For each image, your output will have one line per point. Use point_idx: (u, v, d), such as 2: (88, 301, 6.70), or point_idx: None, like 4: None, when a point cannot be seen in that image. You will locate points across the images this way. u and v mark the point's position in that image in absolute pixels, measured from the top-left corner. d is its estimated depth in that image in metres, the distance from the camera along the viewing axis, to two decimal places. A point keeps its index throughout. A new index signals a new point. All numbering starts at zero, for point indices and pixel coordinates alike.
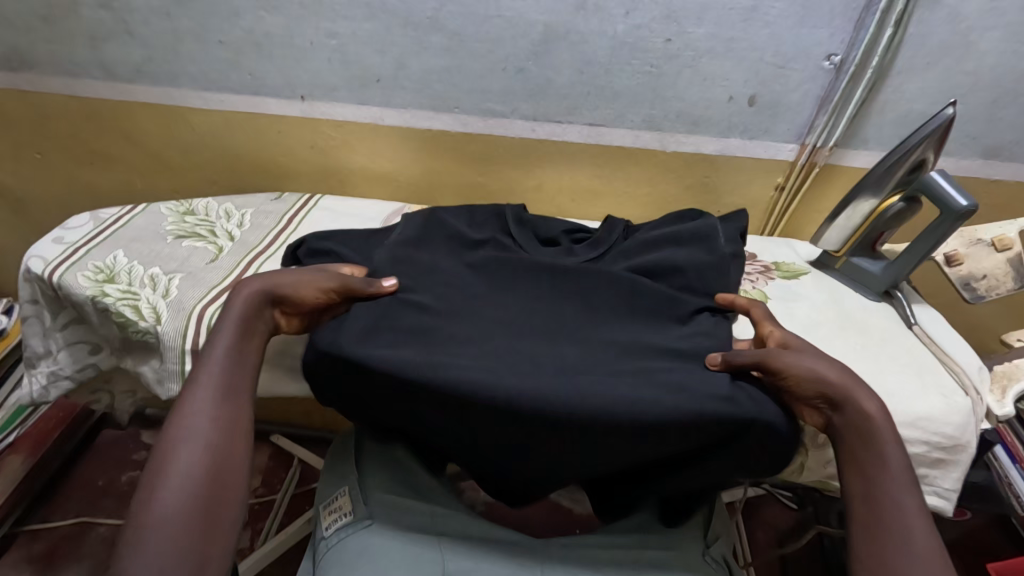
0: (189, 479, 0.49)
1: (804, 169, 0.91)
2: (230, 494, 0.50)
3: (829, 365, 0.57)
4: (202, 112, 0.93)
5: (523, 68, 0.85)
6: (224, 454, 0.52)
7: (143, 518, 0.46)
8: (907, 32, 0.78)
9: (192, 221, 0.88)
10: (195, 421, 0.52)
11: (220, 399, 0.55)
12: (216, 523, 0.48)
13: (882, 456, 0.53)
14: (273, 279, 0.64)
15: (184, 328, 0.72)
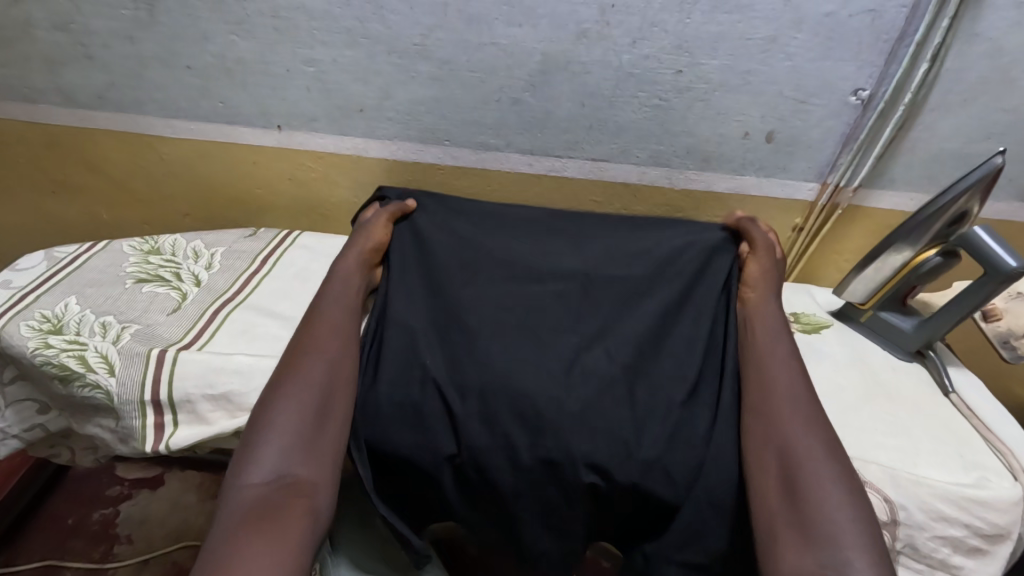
0: (309, 380, 0.59)
1: (825, 210, 0.84)
2: (341, 402, 0.60)
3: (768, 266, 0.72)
4: (171, 141, 0.86)
5: (520, 99, 0.78)
6: (338, 362, 0.62)
7: (274, 401, 0.58)
8: (942, 67, 0.71)
9: (156, 262, 0.80)
10: (321, 334, 0.64)
11: (338, 323, 0.66)
12: (328, 420, 0.58)
13: (781, 357, 0.63)
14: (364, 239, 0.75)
15: (142, 374, 0.65)
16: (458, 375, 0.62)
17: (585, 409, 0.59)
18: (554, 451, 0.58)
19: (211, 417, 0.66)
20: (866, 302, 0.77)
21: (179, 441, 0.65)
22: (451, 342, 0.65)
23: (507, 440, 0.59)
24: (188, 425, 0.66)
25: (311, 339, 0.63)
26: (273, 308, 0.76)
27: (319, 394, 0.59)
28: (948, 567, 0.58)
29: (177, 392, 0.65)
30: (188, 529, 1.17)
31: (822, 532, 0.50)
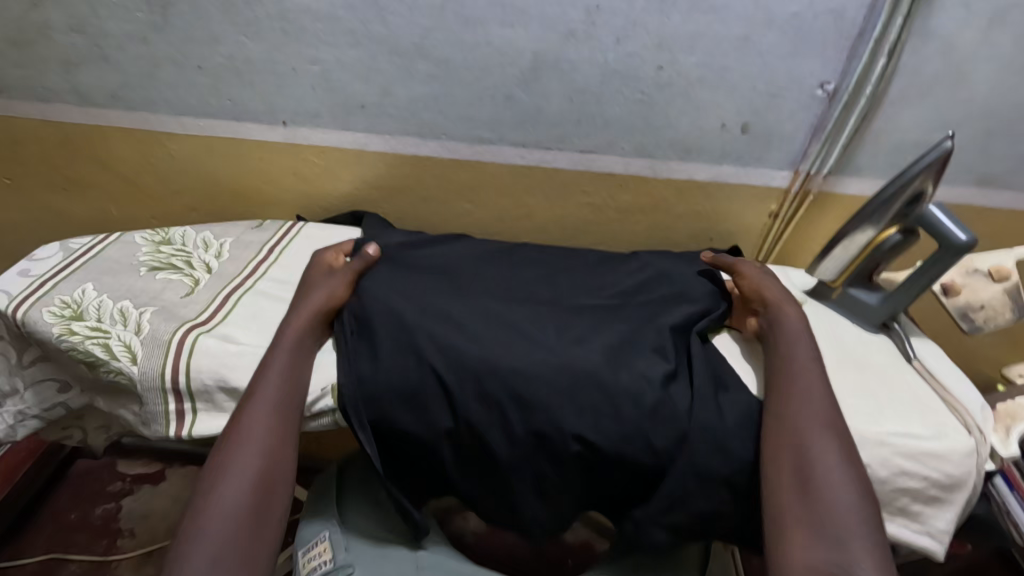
0: (242, 487, 0.59)
1: (798, 197, 0.90)
2: (272, 500, 0.61)
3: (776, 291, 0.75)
4: (181, 138, 0.90)
5: (512, 95, 0.83)
6: (271, 464, 0.62)
7: (204, 508, 0.58)
8: (900, 62, 0.78)
9: (168, 251, 0.84)
10: (254, 424, 0.63)
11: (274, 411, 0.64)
12: (263, 521, 0.59)
13: (801, 367, 0.66)
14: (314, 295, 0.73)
15: (162, 365, 0.68)
16: (449, 359, 0.66)
17: (573, 389, 0.64)
18: (544, 422, 0.63)
19: (227, 405, 0.69)
20: (836, 281, 0.82)
21: (200, 429, 0.68)
22: (447, 325, 0.70)
23: (501, 418, 0.64)
24: (208, 413, 0.69)
25: (244, 434, 0.62)
26: (282, 292, 0.80)
27: (253, 503, 0.59)
28: (908, 515, 0.64)
29: (194, 382, 0.68)
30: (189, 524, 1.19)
31: (831, 531, 0.55)
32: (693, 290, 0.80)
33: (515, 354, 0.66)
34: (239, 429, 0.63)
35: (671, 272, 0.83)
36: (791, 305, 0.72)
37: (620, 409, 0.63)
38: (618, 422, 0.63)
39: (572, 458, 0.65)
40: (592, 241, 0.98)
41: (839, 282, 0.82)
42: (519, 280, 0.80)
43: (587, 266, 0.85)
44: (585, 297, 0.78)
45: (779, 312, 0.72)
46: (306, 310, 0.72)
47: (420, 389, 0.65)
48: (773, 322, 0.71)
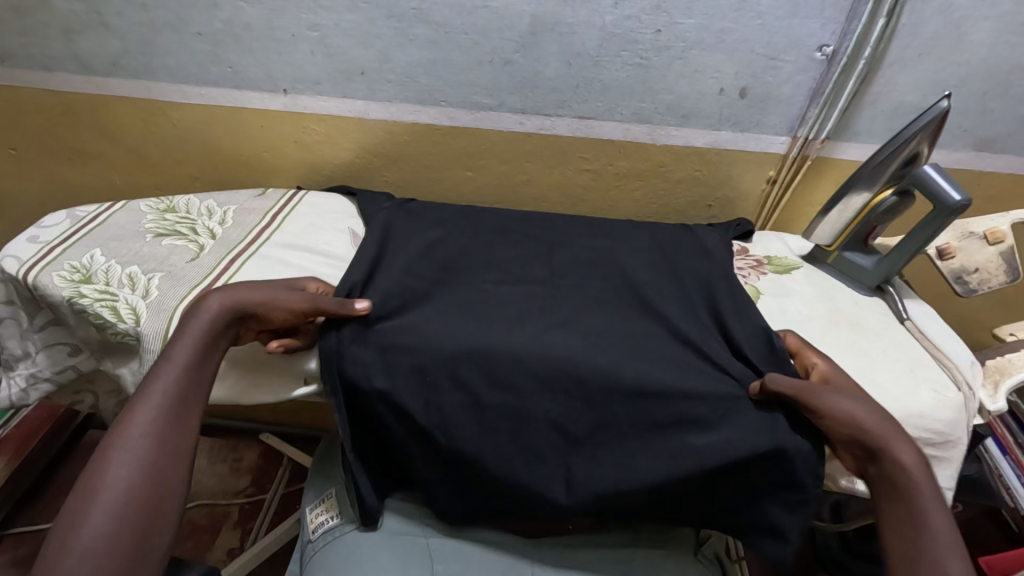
0: (117, 506, 0.51)
1: (796, 162, 0.91)
2: (159, 521, 0.53)
3: (867, 411, 0.60)
4: (182, 106, 0.91)
5: (511, 60, 0.84)
6: (156, 481, 0.54)
7: (67, 536, 0.49)
8: (899, 23, 0.78)
9: (172, 219, 0.86)
10: (139, 433, 0.55)
11: (163, 421, 0.57)
12: (143, 548, 0.51)
13: (939, 546, 0.53)
14: (237, 295, 0.65)
15: (165, 329, 0.68)
16: (427, 341, 0.66)
17: (559, 357, 0.65)
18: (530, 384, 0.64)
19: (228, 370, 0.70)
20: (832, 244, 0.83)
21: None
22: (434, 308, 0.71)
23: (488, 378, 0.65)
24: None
25: (125, 449, 0.54)
26: (284, 255, 0.81)
27: (130, 528, 0.51)
28: None
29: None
30: (199, 490, 1.29)
31: None
32: (692, 261, 0.82)
33: (502, 329, 0.68)
34: (119, 443, 0.54)
35: (672, 247, 0.85)
36: (905, 448, 0.58)
37: (595, 385, 0.64)
38: (608, 385, 0.64)
39: (547, 442, 0.65)
40: (591, 208, 0.99)
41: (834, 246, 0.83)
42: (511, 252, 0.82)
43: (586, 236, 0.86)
44: (581, 268, 0.80)
45: (891, 444, 0.58)
46: (237, 296, 0.65)
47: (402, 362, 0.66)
48: (887, 472, 0.58)
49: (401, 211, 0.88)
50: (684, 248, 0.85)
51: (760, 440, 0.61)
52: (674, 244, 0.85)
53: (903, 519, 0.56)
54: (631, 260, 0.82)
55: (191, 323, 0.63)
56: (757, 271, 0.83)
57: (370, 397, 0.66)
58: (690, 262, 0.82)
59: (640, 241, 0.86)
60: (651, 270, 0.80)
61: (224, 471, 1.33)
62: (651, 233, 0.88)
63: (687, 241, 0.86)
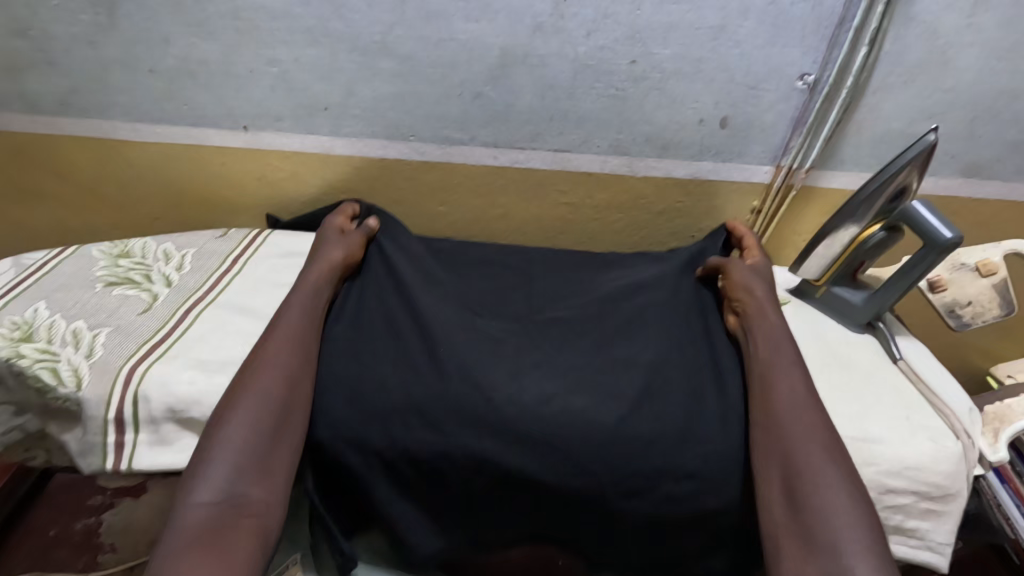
0: (266, 393, 0.60)
1: (780, 191, 0.88)
2: (297, 410, 0.61)
3: (764, 284, 0.74)
4: (138, 145, 0.87)
5: (481, 93, 0.80)
6: (294, 377, 0.62)
7: (227, 408, 0.59)
8: (882, 50, 0.75)
9: (126, 265, 0.81)
10: (278, 339, 0.65)
11: (299, 341, 0.65)
12: (286, 427, 0.59)
13: (786, 368, 0.64)
14: (325, 258, 0.75)
15: (109, 394, 0.63)
16: (391, 394, 0.63)
17: (532, 411, 0.62)
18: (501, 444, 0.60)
19: (174, 438, 0.64)
20: (819, 278, 0.80)
21: (142, 463, 0.63)
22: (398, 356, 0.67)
23: (456, 434, 0.61)
24: (149, 445, 0.64)
25: (270, 356, 0.63)
26: (244, 304, 0.76)
27: (275, 408, 0.59)
28: (902, 531, 0.62)
29: (142, 411, 0.63)
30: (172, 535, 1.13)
31: (823, 541, 0.52)
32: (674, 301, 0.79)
33: (471, 383, 0.63)
34: (265, 352, 0.63)
35: (654, 284, 0.82)
36: (772, 302, 0.71)
37: (570, 440, 0.60)
38: (583, 442, 0.61)
39: (521, 494, 0.62)
40: (571, 241, 0.96)
41: (823, 281, 0.79)
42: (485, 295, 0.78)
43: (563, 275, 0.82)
44: (559, 312, 0.76)
45: (764, 302, 0.71)
46: (325, 263, 0.74)
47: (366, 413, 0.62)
48: (754, 317, 0.70)
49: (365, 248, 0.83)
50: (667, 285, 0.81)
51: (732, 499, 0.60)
52: (655, 281, 0.82)
53: (761, 343, 0.66)
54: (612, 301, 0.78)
55: (314, 266, 0.74)
56: None
57: (334, 443, 0.62)
58: (670, 302, 0.78)
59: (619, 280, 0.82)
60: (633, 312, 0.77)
61: None
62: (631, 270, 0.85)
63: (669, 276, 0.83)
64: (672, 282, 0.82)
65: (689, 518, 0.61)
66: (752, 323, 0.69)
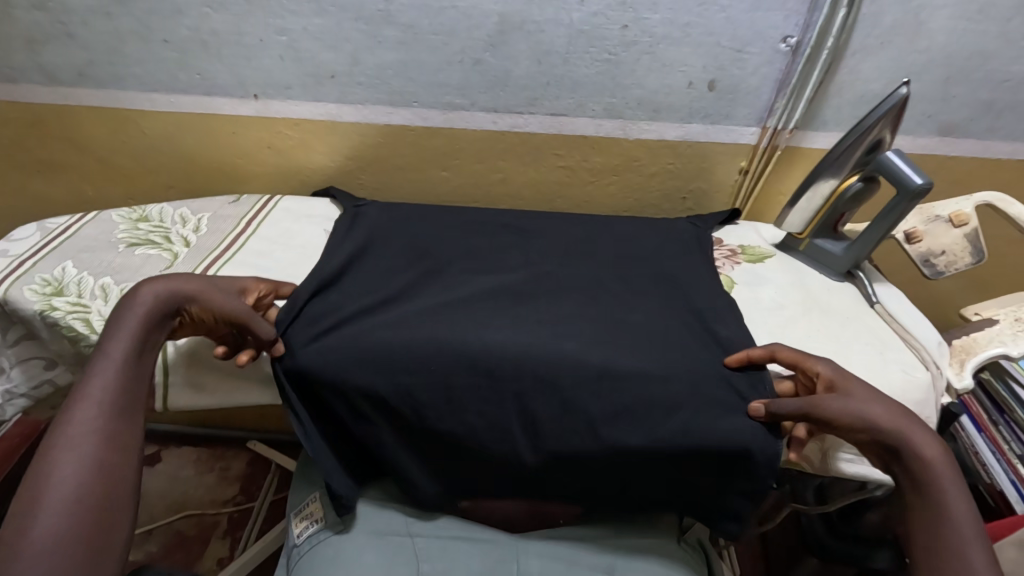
0: (65, 507, 0.51)
1: (766, 152, 0.92)
2: (112, 517, 0.53)
3: (880, 405, 0.59)
4: (152, 115, 0.90)
5: (481, 59, 0.84)
6: (103, 479, 0.53)
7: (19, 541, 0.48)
8: (860, 13, 0.79)
9: (145, 228, 0.85)
10: (78, 436, 0.54)
11: (109, 417, 0.57)
12: (101, 542, 0.51)
13: (942, 487, 0.55)
14: (171, 285, 0.63)
15: None
16: (391, 344, 0.66)
17: (528, 352, 0.66)
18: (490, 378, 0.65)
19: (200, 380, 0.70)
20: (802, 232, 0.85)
21: (178, 401, 0.71)
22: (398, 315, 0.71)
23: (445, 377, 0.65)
24: (181, 385, 0.71)
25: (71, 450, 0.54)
26: (260, 262, 0.80)
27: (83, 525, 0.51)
28: None
29: None
30: (187, 501, 1.28)
31: None
32: (664, 254, 0.84)
33: (473, 333, 0.67)
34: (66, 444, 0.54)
35: (644, 239, 0.87)
36: (892, 416, 0.58)
37: (563, 377, 0.65)
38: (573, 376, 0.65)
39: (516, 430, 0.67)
40: (567, 204, 1.00)
41: (806, 233, 0.84)
42: (487, 252, 0.83)
43: (560, 234, 0.87)
44: (556, 266, 0.81)
45: (874, 404, 0.59)
46: (169, 285, 0.63)
47: (371, 358, 0.65)
48: (885, 434, 0.58)
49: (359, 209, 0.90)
50: (656, 240, 0.86)
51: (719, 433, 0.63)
52: (645, 237, 0.87)
53: (913, 464, 0.56)
54: (606, 255, 0.83)
55: (125, 316, 0.61)
56: (731, 261, 0.85)
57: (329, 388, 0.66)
58: (660, 255, 0.84)
59: (611, 237, 0.87)
60: (626, 264, 0.82)
61: (212, 479, 1.32)
62: (624, 227, 0.89)
63: (660, 234, 0.88)
64: (663, 237, 0.87)
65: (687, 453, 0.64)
66: (886, 435, 0.58)
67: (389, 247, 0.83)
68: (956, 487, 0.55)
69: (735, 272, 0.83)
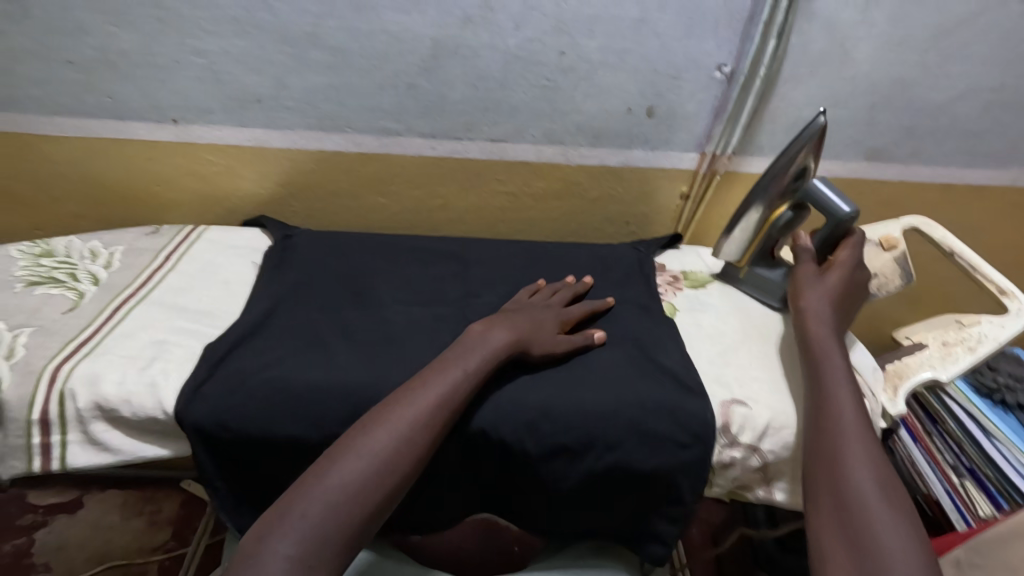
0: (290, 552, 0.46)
1: (706, 177, 0.93)
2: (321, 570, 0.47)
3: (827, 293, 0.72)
4: (58, 140, 0.83)
5: (415, 84, 0.81)
6: (329, 523, 0.49)
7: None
8: (789, 42, 0.81)
9: (48, 264, 0.78)
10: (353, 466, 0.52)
11: (397, 454, 0.53)
12: None
13: (829, 355, 0.65)
14: (516, 333, 0.65)
15: (32, 394, 0.60)
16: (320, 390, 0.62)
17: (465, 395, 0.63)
18: None
19: (105, 437, 0.62)
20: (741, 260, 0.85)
21: (75, 462, 0.62)
22: (325, 357, 0.66)
23: None
24: (80, 444, 0.62)
25: (310, 493, 0.50)
26: (178, 301, 0.74)
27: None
28: None
29: (69, 410, 0.61)
30: (110, 550, 1.14)
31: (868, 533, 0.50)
32: (607, 281, 0.83)
33: (405, 378, 0.64)
34: (361, 443, 0.53)
35: (587, 266, 0.86)
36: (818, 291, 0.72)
37: (499, 419, 0.62)
38: (508, 415, 0.63)
39: (452, 464, 0.65)
40: (511, 230, 0.98)
41: (744, 261, 0.84)
42: (426, 284, 0.80)
43: (501, 263, 0.85)
44: (498, 296, 0.78)
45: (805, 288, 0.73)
46: (511, 333, 0.65)
47: (300, 408, 0.62)
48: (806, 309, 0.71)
49: (288, 239, 0.85)
50: (599, 268, 0.85)
51: (650, 463, 0.64)
52: (589, 264, 0.86)
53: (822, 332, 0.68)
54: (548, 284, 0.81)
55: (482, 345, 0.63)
56: (674, 287, 0.85)
57: (248, 437, 0.62)
58: (604, 283, 0.82)
59: (554, 264, 0.85)
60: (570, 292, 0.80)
61: (140, 525, 1.20)
62: (567, 254, 0.88)
63: (603, 260, 0.87)
64: (606, 264, 0.86)
65: (618, 475, 0.65)
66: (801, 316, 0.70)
67: (321, 281, 0.78)
68: (836, 353, 0.65)
69: (680, 298, 0.83)
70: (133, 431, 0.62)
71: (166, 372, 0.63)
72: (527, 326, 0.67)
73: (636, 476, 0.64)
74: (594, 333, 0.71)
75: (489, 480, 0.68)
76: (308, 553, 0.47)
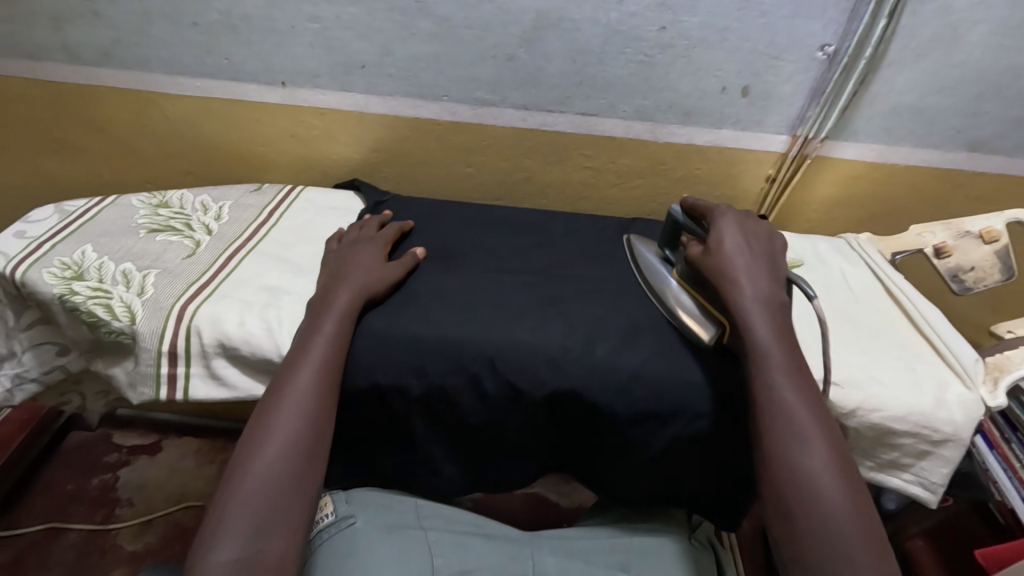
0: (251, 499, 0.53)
1: (796, 160, 0.92)
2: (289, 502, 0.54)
3: (731, 235, 0.70)
4: (175, 99, 0.89)
5: (514, 56, 0.83)
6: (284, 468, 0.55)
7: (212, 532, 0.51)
8: (899, 23, 0.78)
9: (166, 214, 0.83)
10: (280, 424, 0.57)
11: (305, 404, 0.59)
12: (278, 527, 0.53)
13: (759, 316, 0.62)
14: (353, 284, 0.68)
15: (162, 328, 0.66)
16: (421, 341, 0.65)
17: (561, 354, 0.65)
18: (516, 376, 0.64)
19: (223, 372, 0.67)
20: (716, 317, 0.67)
21: (197, 394, 0.67)
22: (424, 311, 0.69)
23: (472, 372, 0.65)
24: (202, 377, 0.67)
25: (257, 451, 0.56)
26: (283, 253, 0.79)
27: (269, 511, 0.53)
28: (899, 468, 0.67)
29: (194, 344, 0.66)
30: (188, 492, 1.21)
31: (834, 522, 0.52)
32: None
33: (501, 336, 0.66)
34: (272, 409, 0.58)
35: None
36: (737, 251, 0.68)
37: (592, 380, 0.64)
38: (601, 377, 0.64)
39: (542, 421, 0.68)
40: (591, 206, 0.99)
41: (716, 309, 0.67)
42: (514, 250, 0.82)
43: (587, 236, 0.86)
44: (586, 265, 0.80)
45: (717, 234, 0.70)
46: (351, 286, 0.68)
47: (402, 356, 0.65)
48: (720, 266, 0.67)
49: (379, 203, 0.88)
50: None
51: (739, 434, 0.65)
52: None
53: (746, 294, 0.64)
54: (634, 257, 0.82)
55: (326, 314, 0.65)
56: None
57: (353, 380, 0.65)
58: None
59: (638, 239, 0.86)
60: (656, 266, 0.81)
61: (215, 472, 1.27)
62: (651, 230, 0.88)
63: None
64: None
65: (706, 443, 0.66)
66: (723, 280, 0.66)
67: (414, 243, 0.81)
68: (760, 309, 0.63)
69: None
70: (247, 368, 0.67)
71: (279, 317, 0.67)
72: (360, 275, 0.69)
73: (723, 445, 0.66)
74: (416, 250, 0.76)
75: (574, 440, 0.70)
76: (272, 489, 0.54)
